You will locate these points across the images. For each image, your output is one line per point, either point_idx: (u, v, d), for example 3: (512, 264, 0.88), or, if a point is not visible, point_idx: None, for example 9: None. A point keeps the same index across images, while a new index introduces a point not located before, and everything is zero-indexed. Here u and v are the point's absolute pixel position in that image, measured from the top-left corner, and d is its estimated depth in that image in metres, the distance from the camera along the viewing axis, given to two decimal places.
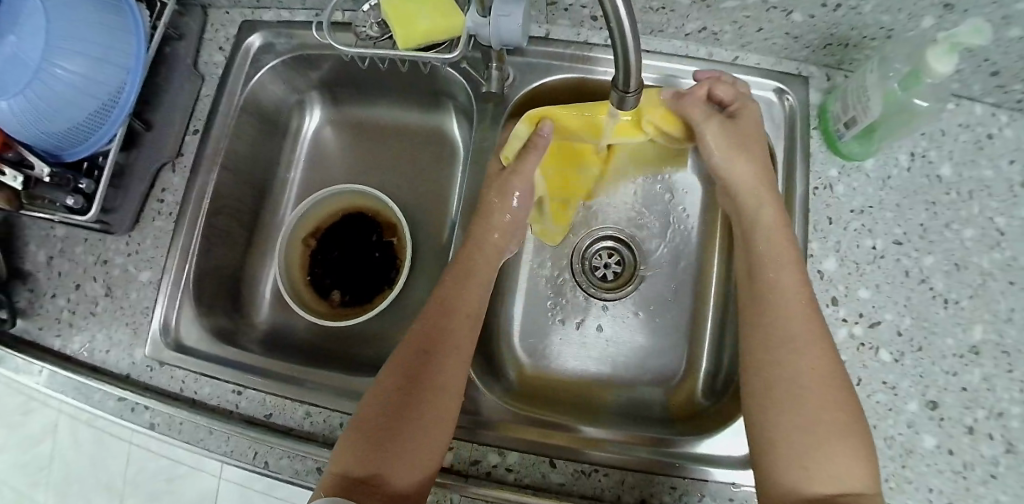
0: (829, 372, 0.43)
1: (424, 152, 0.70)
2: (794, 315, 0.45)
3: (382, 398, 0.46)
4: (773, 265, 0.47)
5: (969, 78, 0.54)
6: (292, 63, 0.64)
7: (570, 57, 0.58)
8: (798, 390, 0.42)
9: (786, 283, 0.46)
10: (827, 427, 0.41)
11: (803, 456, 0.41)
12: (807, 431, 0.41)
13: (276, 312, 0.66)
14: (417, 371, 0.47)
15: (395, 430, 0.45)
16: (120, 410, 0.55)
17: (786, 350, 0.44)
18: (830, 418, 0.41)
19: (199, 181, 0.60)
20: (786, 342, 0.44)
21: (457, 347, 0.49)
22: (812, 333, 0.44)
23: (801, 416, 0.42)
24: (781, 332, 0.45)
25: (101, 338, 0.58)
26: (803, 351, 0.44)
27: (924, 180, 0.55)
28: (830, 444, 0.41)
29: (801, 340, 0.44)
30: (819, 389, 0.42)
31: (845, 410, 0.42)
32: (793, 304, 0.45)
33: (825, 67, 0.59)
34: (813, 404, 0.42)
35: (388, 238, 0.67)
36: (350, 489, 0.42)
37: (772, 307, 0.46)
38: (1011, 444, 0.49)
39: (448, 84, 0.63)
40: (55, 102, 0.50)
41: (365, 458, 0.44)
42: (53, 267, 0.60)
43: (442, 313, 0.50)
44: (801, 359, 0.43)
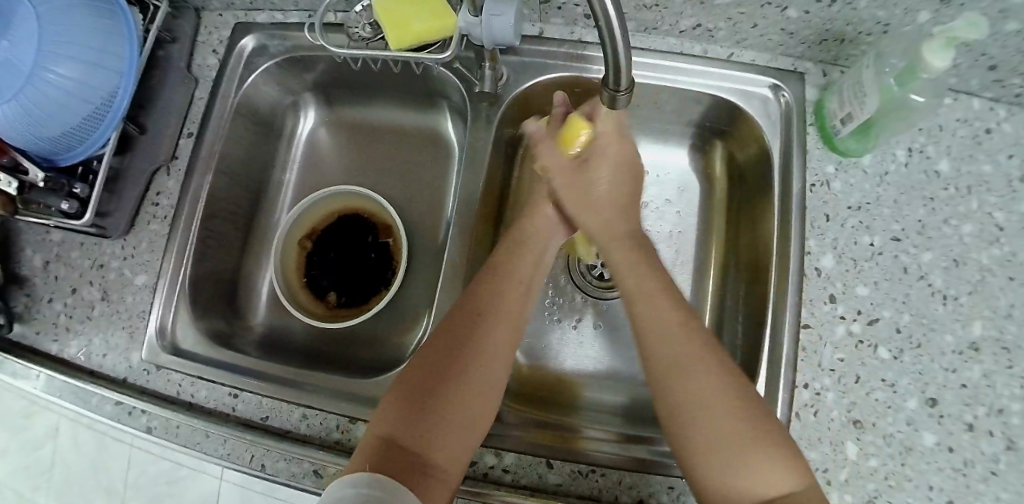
0: (726, 385, 0.41)
1: (420, 152, 0.70)
2: (665, 330, 0.44)
3: (421, 366, 0.45)
4: (641, 286, 0.47)
5: (966, 73, 0.53)
6: (286, 65, 0.64)
7: (564, 55, 0.58)
8: (694, 401, 0.40)
9: (665, 310, 0.45)
10: (729, 435, 0.39)
11: (713, 469, 0.39)
12: (718, 445, 0.39)
13: (273, 315, 0.66)
14: (468, 337, 0.46)
15: (444, 397, 0.43)
16: (117, 414, 0.54)
17: (676, 370, 0.42)
18: (740, 427, 0.39)
19: (194, 184, 0.60)
20: (667, 357, 0.43)
21: (511, 318, 0.48)
22: (690, 345, 0.42)
23: (710, 428, 0.39)
24: (669, 343, 0.43)
25: (97, 342, 0.57)
26: (687, 365, 0.42)
27: (922, 175, 0.55)
28: (738, 453, 0.38)
29: (687, 354, 0.42)
30: (708, 398, 0.40)
31: (750, 417, 0.40)
32: (673, 323, 0.44)
33: (821, 63, 0.58)
34: (722, 414, 0.39)
35: (384, 239, 0.67)
36: (392, 455, 0.40)
37: (650, 327, 0.44)
38: (1012, 441, 0.49)
39: (442, 84, 0.62)
40: (48, 106, 0.49)
41: (410, 424, 0.41)
42: (50, 272, 0.60)
43: (496, 284, 0.49)
44: (682, 374, 0.41)
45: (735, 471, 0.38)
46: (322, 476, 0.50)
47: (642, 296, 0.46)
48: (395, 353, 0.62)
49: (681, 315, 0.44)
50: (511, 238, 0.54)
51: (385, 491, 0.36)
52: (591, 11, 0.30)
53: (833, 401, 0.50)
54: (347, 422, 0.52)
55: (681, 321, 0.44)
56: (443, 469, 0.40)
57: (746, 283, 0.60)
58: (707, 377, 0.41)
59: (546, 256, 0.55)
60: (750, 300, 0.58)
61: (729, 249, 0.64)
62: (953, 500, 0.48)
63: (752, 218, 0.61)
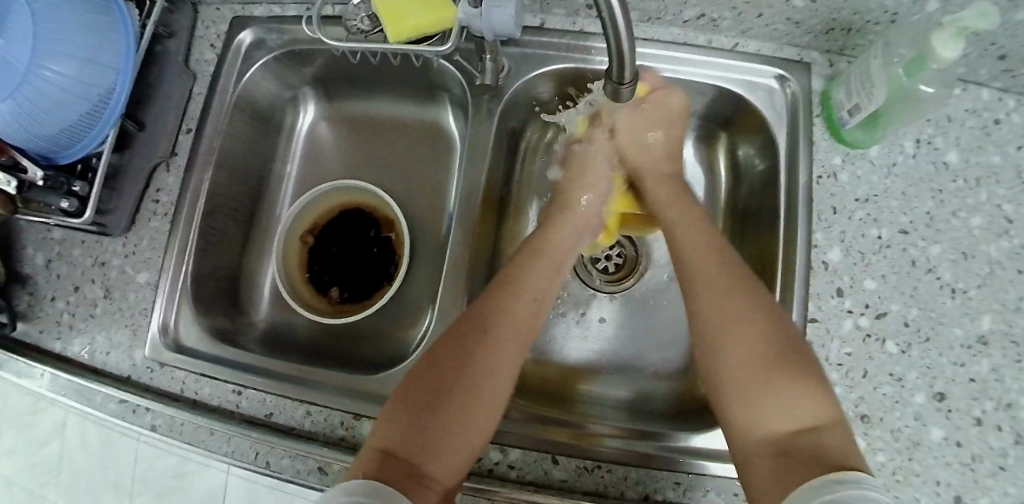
0: (757, 312, 0.44)
1: (422, 146, 0.69)
2: (700, 263, 0.48)
3: (427, 373, 0.44)
4: (686, 225, 0.52)
5: (975, 62, 0.52)
6: (285, 59, 0.63)
7: (566, 47, 0.57)
8: (724, 324, 0.44)
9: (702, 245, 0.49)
10: (761, 356, 0.42)
11: (741, 390, 0.42)
12: (743, 370, 0.42)
13: (276, 311, 0.66)
14: (474, 348, 0.46)
15: (445, 409, 0.43)
16: (122, 412, 0.55)
17: (708, 296, 0.46)
18: (763, 352, 0.42)
19: (194, 181, 0.60)
20: (699, 289, 0.47)
21: (516, 331, 0.48)
22: (731, 276, 0.47)
23: (736, 351, 0.43)
24: (702, 274, 0.47)
25: (101, 340, 0.57)
26: (727, 291, 0.46)
27: (931, 166, 0.54)
28: (764, 371, 0.42)
29: (723, 282, 0.46)
30: (744, 319, 0.44)
31: (777, 341, 0.43)
32: (704, 255, 0.49)
33: (827, 52, 0.57)
34: (747, 339, 0.43)
35: (386, 234, 0.67)
36: (390, 465, 0.40)
37: (688, 258, 0.49)
38: (1020, 436, 0.48)
39: (443, 77, 0.62)
40: (45, 104, 0.49)
41: (409, 434, 0.41)
42: (52, 270, 0.60)
43: (504, 295, 0.49)
44: (721, 299, 0.46)
45: (766, 394, 0.41)
46: (326, 473, 0.50)
47: (681, 236, 0.51)
48: (399, 349, 0.62)
49: (715, 248, 0.49)
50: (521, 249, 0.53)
51: (382, 499, 0.36)
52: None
53: (840, 396, 0.50)
54: (351, 419, 0.52)
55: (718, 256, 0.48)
56: (439, 481, 0.41)
57: None
58: (735, 305, 0.45)
59: (562, 266, 0.54)
60: None
61: (735, 243, 0.63)
62: (960, 494, 0.47)
63: (757, 211, 0.60)
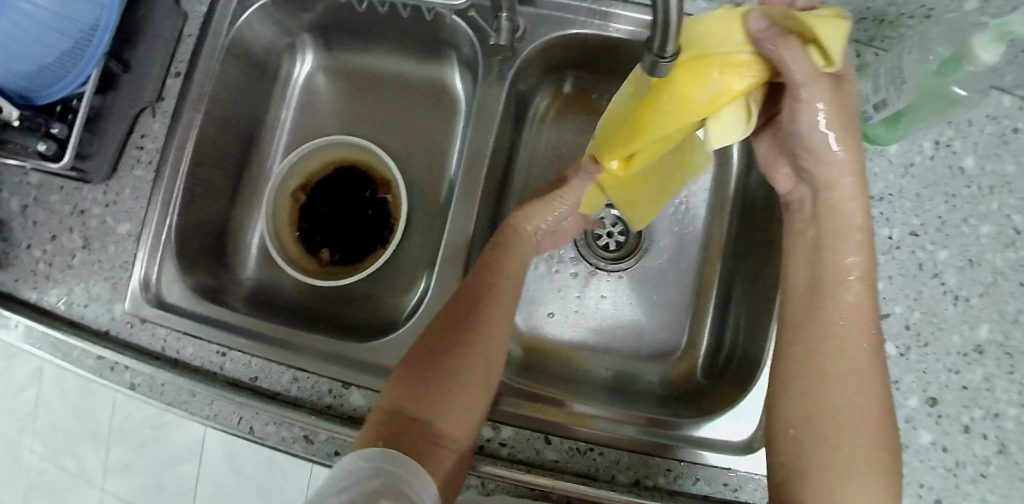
0: (879, 408, 0.39)
1: (425, 106, 0.66)
2: (849, 341, 0.40)
3: (429, 340, 0.43)
4: (838, 285, 0.41)
5: (1004, 67, 0.51)
6: (285, 3, 0.59)
7: (587, 11, 0.53)
8: (838, 409, 0.39)
9: (857, 305, 0.41)
10: (869, 454, 0.38)
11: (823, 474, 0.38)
12: (840, 460, 0.38)
13: (265, 271, 0.63)
14: (471, 318, 0.44)
15: (451, 373, 0.41)
16: (99, 369, 0.52)
17: (834, 377, 0.39)
18: (867, 446, 0.38)
19: (182, 128, 0.56)
20: (834, 363, 0.40)
21: (509, 304, 0.46)
22: (868, 358, 0.40)
23: (837, 444, 0.38)
24: (852, 345, 0.40)
25: (80, 292, 0.55)
26: (848, 369, 0.39)
27: (947, 170, 0.53)
28: (863, 464, 0.37)
29: (856, 368, 0.39)
30: (856, 408, 0.39)
31: (888, 444, 0.38)
32: (846, 318, 0.41)
33: (855, 42, 0.55)
34: (853, 429, 0.38)
35: (382, 195, 0.64)
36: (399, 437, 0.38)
37: (827, 317, 0.41)
38: (1004, 445, 0.49)
39: (453, 34, 0.58)
40: (23, 39, 0.44)
41: (419, 400, 0.40)
42: (28, 216, 0.56)
43: (501, 266, 0.48)
44: (853, 377, 0.39)
45: (849, 484, 0.37)
46: (313, 442, 0.48)
47: (838, 295, 0.41)
48: (391, 316, 0.60)
49: (871, 328, 0.40)
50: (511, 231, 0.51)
51: (403, 466, 0.35)
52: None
53: None
54: (339, 387, 0.50)
55: (865, 328, 0.40)
56: (454, 451, 0.40)
57: None
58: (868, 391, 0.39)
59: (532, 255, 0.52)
60: None
61: None
62: (942, 498, 0.48)
63: None
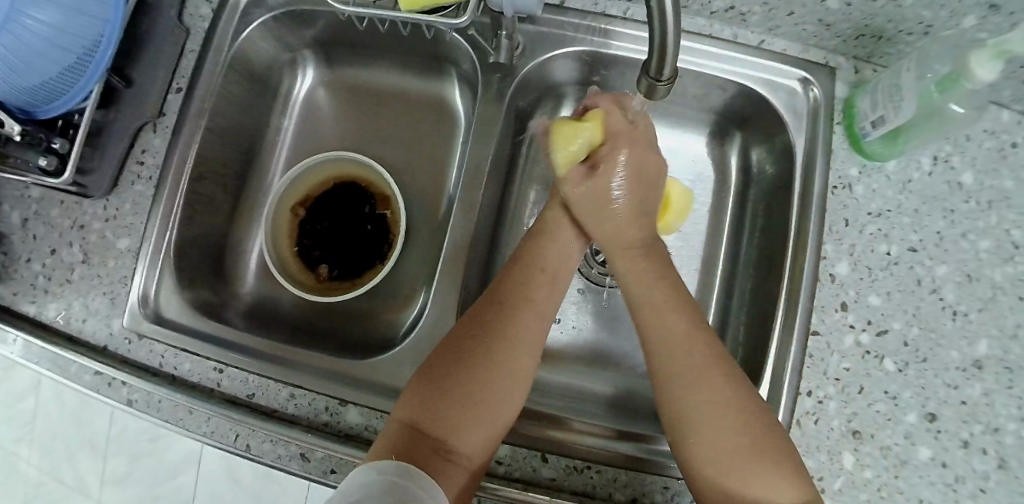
0: (737, 403, 0.43)
1: (424, 121, 0.66)
2: (677, 352, 0.45)
3: (458, 343, 0.46)
4: (649, 300, 0.48)
5: (1002, 83, 0.51)
6: (285, 20, 0.59)
7: (586, 28, 0.53)
8: (695, 415, 0.43)
9: (671, 317, 0.47)
10: (744, 443, 0.41)
11: (715, 472, 0.41)
12: (721, 462, 0.41)
13: (264, 285, 0.64)
14: (500, 324, 0.47)
15: (477, 379, 0.44)
16: (97, 384, 0.52)
17: (684, 386, 0.44)
18: (741, 443, 0.41)
19: (182, 143, 0.56)
20: (675, 374, 0.45)
21: (540, 310, 0.49)
22: (700, 356, 0.45)
23: (716, 444, 0.41)
24: (680, 359, 0.45)
25: (79, 306, 0.55)
26: (691, 373, 0.44)
27: (945, 186, 0.53)
28: (750, 453, 0.41)
29: (695, 370, 0.44)
30: (716, 405, 0.42)
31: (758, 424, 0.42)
32: (678, 334, 0.46)
33: (854, 58, 0.55)
34: (725, 429, 0.42)
35: (381, 211, 0.64)
36: (417, 440, 0.41)
37: (654, 334, 0.47)
38: (1003, 460, 0.48)
39: (453, 51, 0.58)
40: (26, 55, 0.45)
41: (431, 410, 0.42)
42: (28, 230, 0.57)
43: (523, 272, 0.50)
44: (694, 387, 0.43)
45: (746, 480, 0.40)
46: (309, 460, 0.48)
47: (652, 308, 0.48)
48: (389, 331, 0.60)
49: (691, 331, 0.46)
50: (545, 229, 0.53)
51: (410, 479, 0.37)
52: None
53: (835, 411, 0.50)
54: (337, 404, 0.50)
55: (689, 331, 0.46)
56: (464, 465, 0.42)
57: (755, 282, 0.59)
58: (717, 392, 0.43)
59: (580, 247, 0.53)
60: (755, 300, 0.58)
61: (738, 246, 0.62)
62: None
63: (768, 218, 0.59)
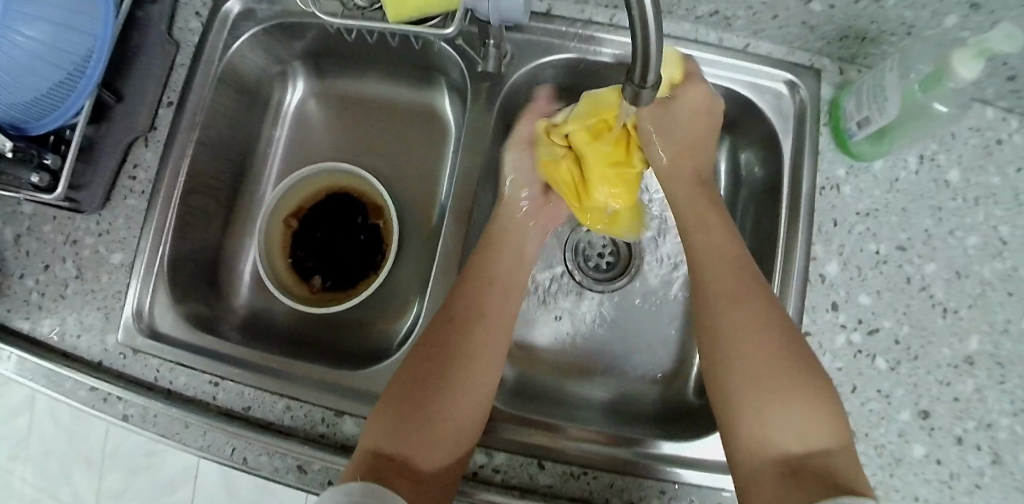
0: (779, 331, 0.43)
1: (415, 130, 0.66)
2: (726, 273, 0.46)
3: (418, 366, 0.46)
4: (699, 228, 0.49)
5: (985, 81, 0.52)
6: (274, 32, 0.59)
7: (572, 36, 0.54)
8: (741, 333, 0.43)
9: (717, 242, 0.48)
10: (785, 369, 0.42)
11: (751, 396, 0.41)
12: (762, 386, 0.41)
13: (258, 297, 0.64)
14: (460, 338, 0.47)
15: (441, 394, 0.44)
16: (92, 400, 0.52)
17: (728, 307, 0.44)
18: (784, 369, 0.42)
19: (173, 158, 0.57)
20: (725, 295, 0.45)
21: (500, 322, 0.49)
22: (749, 283, 0.45)
23: (760, 364, 0.42)
24: (720, 285, 0.46)
25: (73, 322, 0.55)
26: (741, 296, 0.44)
27: (932, 184, 0.54)
28: (790, 380, 0.41)
29: (743, 293, 0.45)
30: (760, 329, 0.43)
31: (802, 352, 0.43)
32: (725, 261, 0.47)
33: (838, 60, 0.56)
34: (767, 355, 0.42)
35: (373, 221, 0.64)
36: (383, 464, 0.41)
37: (700, 260, 0.48)
38: (997, 455, 0.49)
39: (442, 61, 0.59)
40: (16, 70, 0.45)
41: (394, 433, 0.42)
42: (20, 246, 0.57)
43: (480, 284, 0.50)
44: (737, 307, 0.44)
45: (781, 408, 0.40)
46: (307, 472, 0.48)
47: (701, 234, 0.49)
48: (384, 340, 0.60)
49: (736, 262, 0.47)
50: (494, 238, 0.53)
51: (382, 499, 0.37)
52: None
53: None
54: (333, 416, 0.50)
55: (737, 258, 0.47)
56: (431, 480, 0.42)
57: None
58: (755, 318, 0.43)
59: (529, 248, 0.55)
60: None
61: None
62: None
63: (757, 219, 0.59)
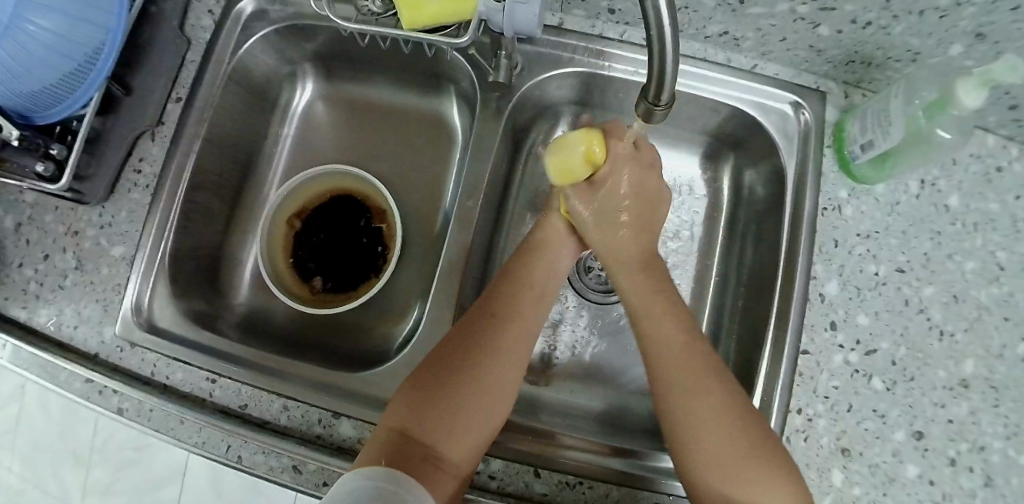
0: (728, 410, 0.44)
1: (422, 136, 0.67)
2: (672, 362, 0.47)
3: (451, 352, 0.47)
4: (651, 313, 0.50)
5: (987, 109, 0.53)
6: (287, 32, 0.60)
7: (584, 50, 0.55)
8: (693, 421, 0.45)
9: (664, 328, 0.49)
10: (739, 449, 0.43)
11: (715, 477, 0.43)
12: (722, 470, 0.43)
13: (258, 295, 0.64)
14: (490, 331, 0.48)
15: (469, 385, 0.45)
16: (87, 392, 0.52)
17: (675, 398, 0.46)
18: (738, 449, 0.43)
19: (179, 153, 0.56)
20: (672, 384, 0.46)
21: (529, 323, 0.50)
22: (695, 367, 0.46)
23: (715, 449, 0.43)
24: (671, 372, 0.47)
25: (70, 313, 0.54)
26: (689, 383, 0.46)
27: (932, 208, 0.55)
28: (745, 460, 0.43)
29: (690, 381, 0.46)
30: (710, 413, 0.44)
31: (754, 428, 0.44)
32: (674, 348, 0.48)
33: (844, 83, 0.57)
34: (720, 439, 0.43)
35: (377, 224, 0.65)
36: (407, 449, 0.41)
37: (652, 346, 0.49)
38: (990, 478, 0.49)
39: (453, 69, 0.59)
40: (27, 59, 0.45)
41: (421, 416, 0.43)
42: (21, 234, 0.56)
43: (517, 285, 0.51)
44: (692, 397, 0.45)
45: (744, 484, 0.42)
46: (301, 473, 0.48)
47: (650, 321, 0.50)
48: (383, 344, 0.60)
49: (685, 345, 0.48)
50: (531, 250, 0.54)
51: (397, 484, 0.38)
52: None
53: (824, 429, 0.51)
54: (330, 417, 0.50)
55: (684, 344, 0.48)
56: (452, 472, 0.42)
57: (746, 300, 0.60)
58: (705, 401, 0.45)
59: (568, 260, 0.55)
60: (748, 319, 0.59)
61: (731, 263, 0.63)
62: None
63: (759, 237, 0.60)
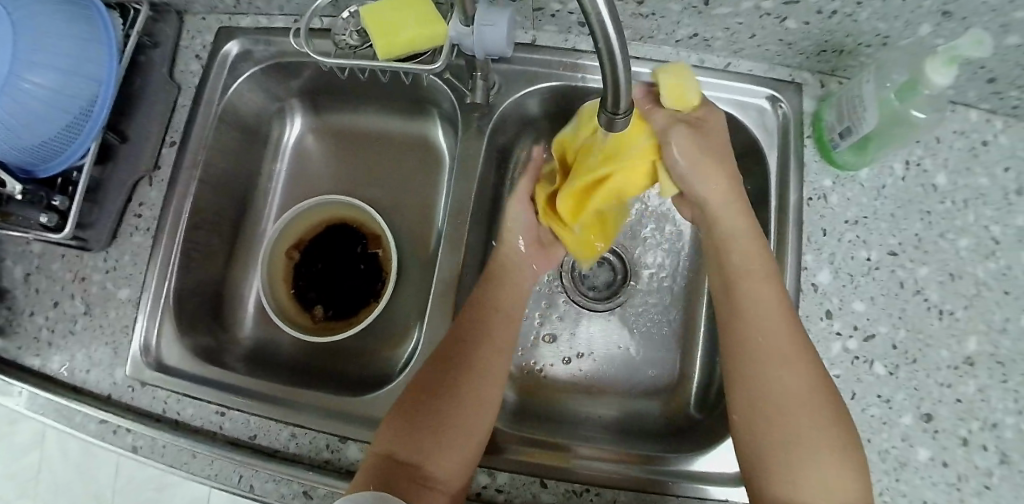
0: (814, 388, 0.43)
1: (411, 159, 0.68)
2: (775, 328, 0.44)
3: (431, 372, 0.47)
4: (753, 285, 0.46)
5: (964, 85, 0.53)
6: (272, 71, 0.62)
7: (558, 64, 0.56)
8: (782, 394, 0.43)
9: (765, 297, 0.45)
10: (817, 431, 0.41)
11: (784, 458, 0.41)
12: (793, 449, 0.41)
13: (262, 328, 0.65)
14: (469, 348, 0.48)
15: (451, 406, 0.45)
16: (102, 432, 0.53)
17: (770, 366, 0.43)
18: (816, 428, 0.42)
19: (177, 195, 0.58)
20: (767, 352, 0.44)
21: (509, 334, 0.50)
22: (791, 339, 0.44)
23: (795, 427, 0.42)
24: (764, 342, 0.44)
25: (81, 358, 0.56)
26: (785, 356, 0.43)
27: (920, 188, 0.55)
28: (821, 444, 0.41)
29: (784, 353, 0.44)
30: (802, 389, 0.42)
31: (839, 416, 0.42)
32: (775, 323, 0.45)
33: (818, 73, 0.58)
34: (804, 416, 0.42)
35: (373, 250, 0.66)
36: (396, 470, 0.43)
37: (747, 314, 0.46)
38: (1005, 455, 0.49)
39: (433, 93, 0.61)
40: (24, 115, 0.47)
41: (406, 438, 0.44)
42: (30, 284, 0.58)
43: (491, 297, 0.51)
44: (788, 370, 0.43)
45: (808, 471, 0.41)
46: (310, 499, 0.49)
47: (751, 290, 0.46)
48: (386, 366, 0.61)
49: (785, 319, 0.45)
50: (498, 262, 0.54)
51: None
52: (584, 14, 0.26)
53: None
54: (337, 441, 0.51)
55: (782, 312, 0.45)
56: (443, 489, 0.43)
57: None
58: (796, 378, 0.43)
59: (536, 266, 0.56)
60: None
61: None
62: None
63: None
